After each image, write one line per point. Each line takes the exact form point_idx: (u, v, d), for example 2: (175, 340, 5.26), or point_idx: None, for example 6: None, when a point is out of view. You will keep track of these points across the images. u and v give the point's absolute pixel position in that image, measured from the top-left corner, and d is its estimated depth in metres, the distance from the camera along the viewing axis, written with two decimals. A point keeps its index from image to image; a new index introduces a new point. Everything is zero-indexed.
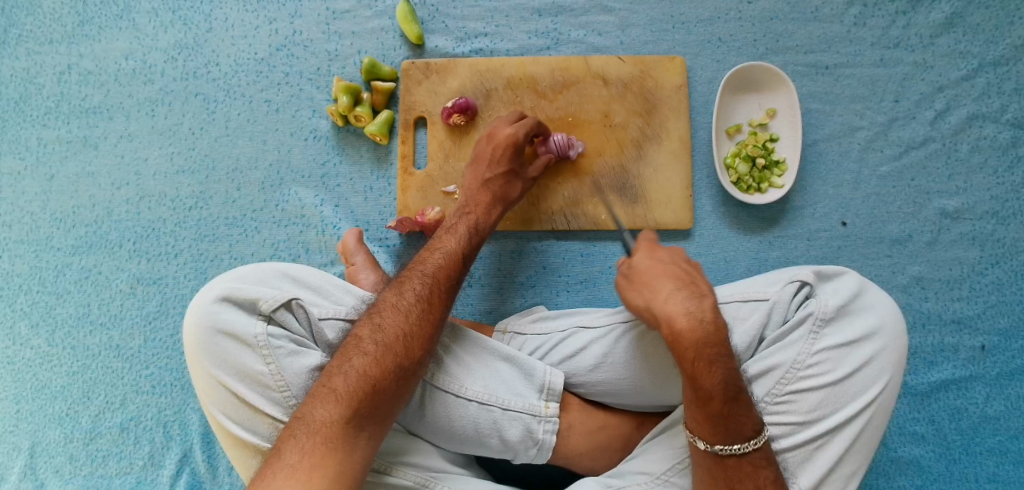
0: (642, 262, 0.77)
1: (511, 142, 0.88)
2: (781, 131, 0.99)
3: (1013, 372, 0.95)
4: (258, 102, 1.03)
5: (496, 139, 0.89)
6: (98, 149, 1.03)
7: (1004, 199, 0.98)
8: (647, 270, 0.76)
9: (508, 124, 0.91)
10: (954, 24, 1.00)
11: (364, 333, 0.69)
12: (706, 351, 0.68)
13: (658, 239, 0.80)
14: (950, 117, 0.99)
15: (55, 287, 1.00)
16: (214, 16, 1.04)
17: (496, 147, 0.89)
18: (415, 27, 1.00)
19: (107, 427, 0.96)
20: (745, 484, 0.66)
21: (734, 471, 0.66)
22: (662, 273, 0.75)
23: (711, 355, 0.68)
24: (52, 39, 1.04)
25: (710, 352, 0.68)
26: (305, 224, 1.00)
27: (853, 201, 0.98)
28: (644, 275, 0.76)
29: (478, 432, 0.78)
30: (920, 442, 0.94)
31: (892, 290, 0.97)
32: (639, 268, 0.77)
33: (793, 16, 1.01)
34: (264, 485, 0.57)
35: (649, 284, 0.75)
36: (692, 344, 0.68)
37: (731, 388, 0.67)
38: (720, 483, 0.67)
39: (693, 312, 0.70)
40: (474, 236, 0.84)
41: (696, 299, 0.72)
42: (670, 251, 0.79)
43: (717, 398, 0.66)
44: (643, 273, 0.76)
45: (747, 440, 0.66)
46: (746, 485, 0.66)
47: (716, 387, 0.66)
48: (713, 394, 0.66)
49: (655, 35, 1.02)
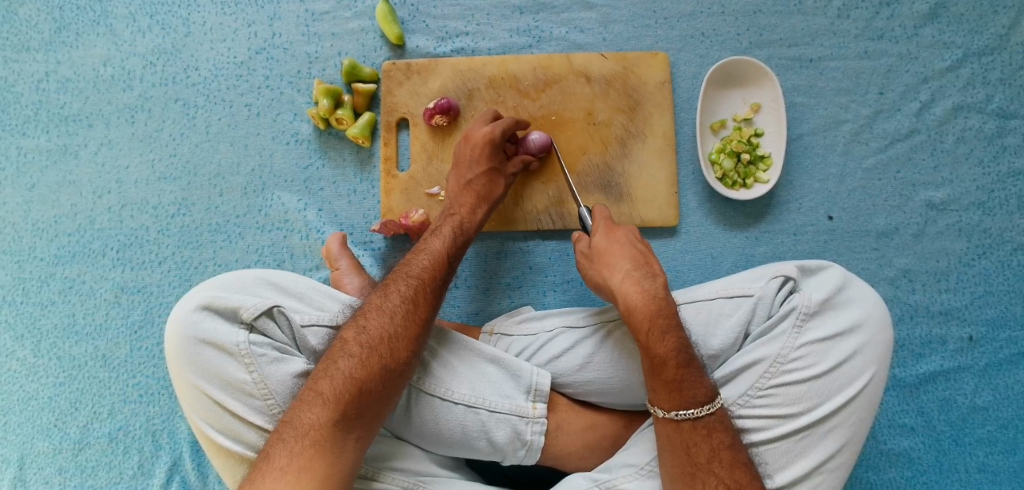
0: (601, 243, 0.81)
1: (488, 140, 0.88)
2: (766, 125, 0.99)
3: (1001, 362, 0.95)
4: (239, 107, 1.02)
5: (473, 139, 0.89)
6: (78, 157, 1.02)
7: (990, 190, 0.97)
8: (606, 249, 0.80)
9: (485, 124, 0.92)
10: (939, 14, 0.99)
11: (348, 336, 0.67)
12: (660, 322, 0.72)
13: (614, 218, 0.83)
14: (935, 108, 0.98)
15: (40, 297, 0.99)
16: (192, 20, 1.03)
17: (473, 148, 0.88)
18: (395, 28, 0.99)
19: (95, 437, 0.96)
20: (701, 447, 0.68)
21: (690, 436, 0.68)
22: (620, 251, 0.79)
23: (663, 326, 0.71)
24: (29, 47, 1.03)
25: (663, 323, 0.72)
26: (289, 229, 1.00)
27: (839, 195, 0.98)
28: (604, 254, 0.80)
29: (465, 435, 0.77)
30: (909, 434, 0.94)
31: (879, 284, 0.97)
32: (599, 248, 0.81)
33: (776, 9, 1.00)
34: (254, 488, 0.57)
35: (608, 263, 0.79)
36: (647, 316, 0.72)
37: (683, 355, 0.70)
38: (678, 448, 0.68)
39: (648, 289, 0.74)
40: (460, 237, 0.83)
41: (650, 277, 0.76)
42: (626, 230, 0.82)
43: (671, 363, 0.70)
44: (603, 253, 0.80)
45: (702, 405, 0.68)
46: (701, 448, 0.68)
47: (669, 353, 0.70)
48: (667, 360, 0.70)
49: (637, 30, 1.01)
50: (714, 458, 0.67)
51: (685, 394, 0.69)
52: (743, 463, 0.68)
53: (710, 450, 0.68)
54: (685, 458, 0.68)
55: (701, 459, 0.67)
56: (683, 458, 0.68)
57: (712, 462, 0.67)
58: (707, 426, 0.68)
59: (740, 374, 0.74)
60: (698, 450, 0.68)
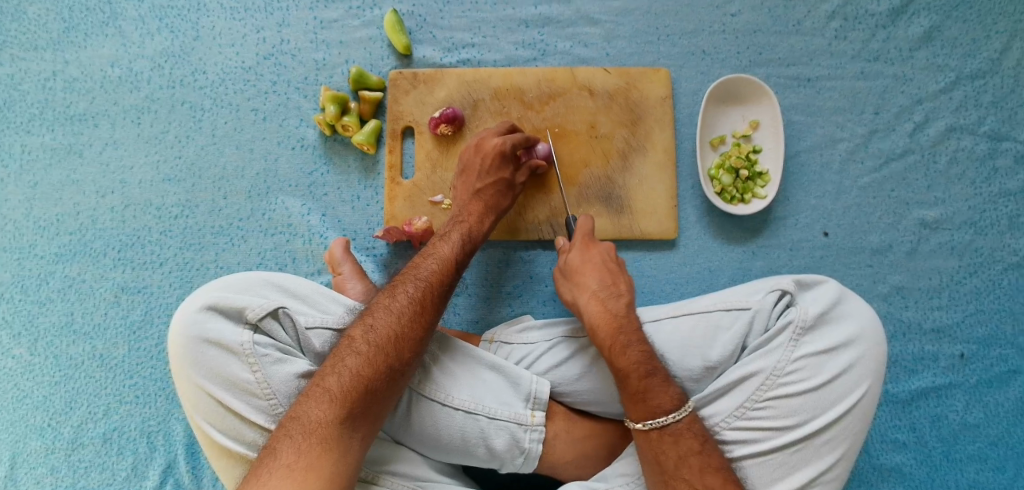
0: (575, 261, 0.86)
1: (497, 152, 0.89)
2: (764, 142, 1.01)
3: (991, 379, 0.96)
4: (245, 111, 1.03)
5: (484, 149, 0.90)
6: (83, 157, 1.02)
7: (981, 210, 0.99)
8: (580, 267, 0.86)
9: (496, 135, 0.92)
10: (933, 37, 1.02)
11: (357, 334, 0.68)
12: (621, 339, 0.76)
13: (592, 232, 0.88)
14: (929, 129, 1.01)
15: (39, 296, 0.99)
16: (201, 24, 1.04)
17: (484, 158, 0.90)
18: (403, 37, 1.00)
19: (89, 437, 0.95)
20: (669, 455, 0.69)
21: (658, 444, 0.70)
22: (591, 270, 0.85)
23: (625, 341, 0.76)
24: (36, 45, 1.04)
25: (625, 339, 0.76)
26: (292, 233, 1.00)
27: (834, 211, 1.00)
28: (577, 273, 0.85)
29: (465, 442, 0.77)
30: (901, 449, 0.95)
31: (873, 300, 0.98)
32: (573, 266, 0.86)
33: (775, 29, 1.03)
34: (259, 485, 0.56)
35: (579, 281, 0.84)
36: (609, 333, 0.77)
37: (645, 366, 0.73)
38: (650, 456, 0.71)
39: (611, 309, 0.79)
40: (468, 245, 0.84)
41: (615, 297, 0.81)
42: (601, 247, 0.87)
43: (633, 376, 0.73)
44: (576, 270, 0.85)
45: (668, 413, 0.70)
46: (669, 456, 0.69)
47: (630, 366, 0.73)
48: (630, 373, 0.73)
49: (640, 46, 1.03)
50: (682, 465, 0.68)
51: (650, 405, 0.71)
52: (715, 468, 0.68)
53: (678, 456, 0.69)
54: (656, 465, 0.70)
55: (670, 466, 0.69)
56: (654, 466, 0.70)
57: (680, 469, 0.68)
58: (673, 433, 0.70)
59: (738, 385, 0.74)
60: (666, 457, 0.69)
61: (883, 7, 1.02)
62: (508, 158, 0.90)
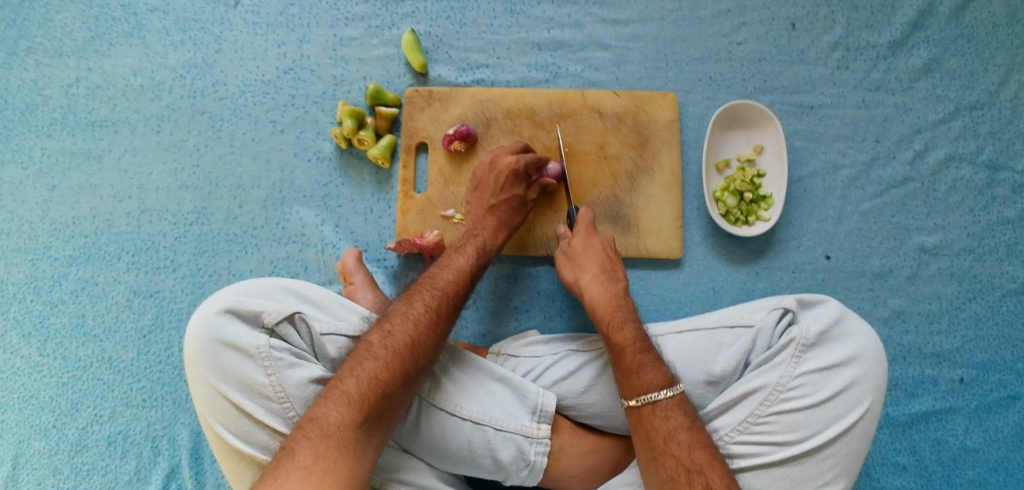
0: (578, 244, 0.91)
1: (512, 170, 0.91)
2: (769, 167, 1.03)
3: (991, 404, 0.98)
4: (264, 123, 1.05)
5: (498, 167, 0.92)
6: (102, 162, 1.04)
7: (980, 237, 1.02)
8: (581, 250, 0.91)
9: (510, 153, 0.95)
10: (932, 69, 1.06)
11: (374, 338, 0.69)
12: (619, 315, 0.82)
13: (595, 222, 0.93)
14: (928, 158, 1.04)
15: (51, 297, 1.00)
16: (224, 37, 1.07)
17: (499, 175, 0.92)
18: (419, 56, 1.04)
19: (94, 439, 0.95)
20: (659, 430, 0.71)
21: (649, 420, 0.72)
22: (592, 254, 0.90)
23: (622, 319, 0.82)
24: (62, 52, 1.07)
25: (622, 317, 0.82)
26: (304, 243, 1.02)
27: (836, 235, 1.02)
28: (579, 255, 0.90)
29: (472, 452, 0.78)
30: (901, 472, 0.96)
31: (874, 323, 1.00)
32: (575, 248, 0.91)
33: (780, 57, 1.07)
34: (276, 486, 0.57)
35: (581, 264, 0.90)
36: (608, 310, 0.83)
37: (640, 342, 0.78)
38: (641, 434, 0.73)
39: (610, 290, 0.86)
40: (481, 256, 0.86)
41: (613, 281, 0.87)
42: (602, 237, 0.92)
43: (629, 350, 0.78)
44: (578, 252, 0.91)
45: (660, 390, 0.73)
46: (659, 431, 0.71)
47: (625, 341, 0.78)
48: (625, 347, 0.78)
49: (649, 71, 1.07)
50: (670, 439, 0.70)
51: (643, 381, 0.74)
52: (703, 445, 0.69)
53: (668, 431, 0.71)
54: (646, 442, 0.72)
55: (659, 442, 0.71)
56: (645, 443, 0.72)
57: (669, 444, 0.70)
58: (664, 409, 0.72)
59: (741, 401, 0.76)
60: (656, 433, 0.71)
61: (884, 39, 1.06)
62: (521, 176, 0.92)
